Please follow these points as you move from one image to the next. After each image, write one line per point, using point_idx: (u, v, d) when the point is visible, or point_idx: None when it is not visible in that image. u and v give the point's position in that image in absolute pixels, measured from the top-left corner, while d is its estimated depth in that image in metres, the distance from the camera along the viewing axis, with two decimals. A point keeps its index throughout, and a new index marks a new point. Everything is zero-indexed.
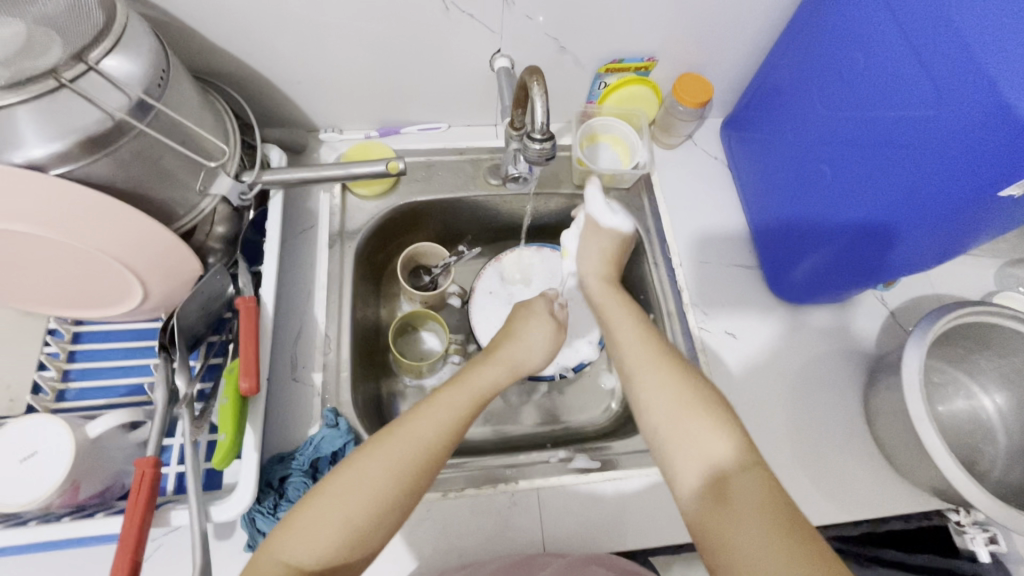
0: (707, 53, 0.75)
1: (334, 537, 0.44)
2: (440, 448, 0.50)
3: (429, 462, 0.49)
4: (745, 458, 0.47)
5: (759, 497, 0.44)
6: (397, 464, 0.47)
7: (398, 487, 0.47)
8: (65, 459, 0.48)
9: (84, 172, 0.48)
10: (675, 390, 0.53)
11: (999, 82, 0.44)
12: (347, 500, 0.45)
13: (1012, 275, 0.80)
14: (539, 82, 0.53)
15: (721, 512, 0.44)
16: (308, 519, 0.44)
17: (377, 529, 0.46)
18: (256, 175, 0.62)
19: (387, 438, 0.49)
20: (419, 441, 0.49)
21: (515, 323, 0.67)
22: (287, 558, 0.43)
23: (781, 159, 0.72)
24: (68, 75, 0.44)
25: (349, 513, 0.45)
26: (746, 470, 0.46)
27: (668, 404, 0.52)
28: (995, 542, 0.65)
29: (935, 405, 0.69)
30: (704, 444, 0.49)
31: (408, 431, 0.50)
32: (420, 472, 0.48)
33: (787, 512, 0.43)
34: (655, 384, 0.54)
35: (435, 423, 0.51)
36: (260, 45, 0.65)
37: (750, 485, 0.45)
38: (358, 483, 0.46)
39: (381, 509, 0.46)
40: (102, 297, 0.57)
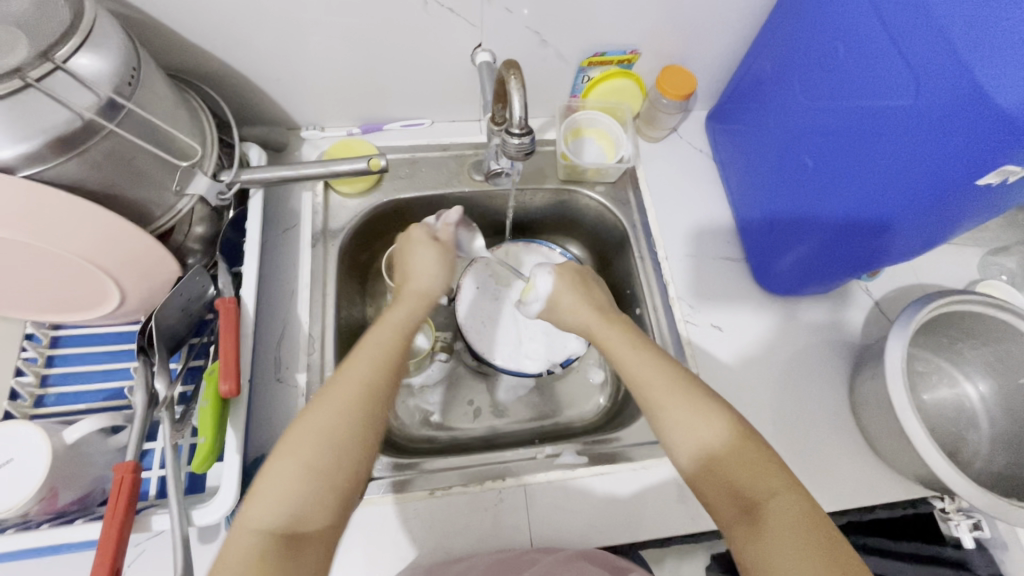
0: (690, 45, 0.75)
1: (298, 491, 0.45)
2: (378, 383, 0.51)
3: (372, 398, 0.50)
4: (779, 483, 0.47)
5: (801, 523, 0.44)
6: (341, 406, 0.48)
7: (348, 427, 0.48)
8: (42, 466, 0.47)
9: (54, 173, 0.47)
10: (704, 419, 0.50)
11: (974, 66, 0.44)
12: (301, 449, 0.46)
13: (994, 263, 0.80)
14: (516, 77, 0.52)
15: (762, 538, 0.45)
16: (266, 482, 0.45)
17: (340, 470, 0.46)
18: (235, 174, 0.61)
19: (328, 389, 0.50)
20: (357, 380, 0.50)
21: (410, 253, 0.66)
22: (257, 525, 0.43)
23: (764, 151, 0.71)
24: (34, 75, 0.43)
25: (308, 462, 0.45)
26: (784, 495, 0.46)
27: (701, 433, 0.50)
28: (980, 528, 0.64)
29: (919, 394, 0.70)
30: (735, 470, 0.48)
31: (343, 377, 0.50)
32: (365, 409, 0.49)
33: (826, 533, 0.44)
34: (681, 417, 0.51)
35: (369, 362, 0.52)
36: (238, 42, 0.64)
37: (788, 508, 0.45)
38: (308, 433, 0.47)
39: (340, 451, 0.47)
40: (78, 300, 0.56)
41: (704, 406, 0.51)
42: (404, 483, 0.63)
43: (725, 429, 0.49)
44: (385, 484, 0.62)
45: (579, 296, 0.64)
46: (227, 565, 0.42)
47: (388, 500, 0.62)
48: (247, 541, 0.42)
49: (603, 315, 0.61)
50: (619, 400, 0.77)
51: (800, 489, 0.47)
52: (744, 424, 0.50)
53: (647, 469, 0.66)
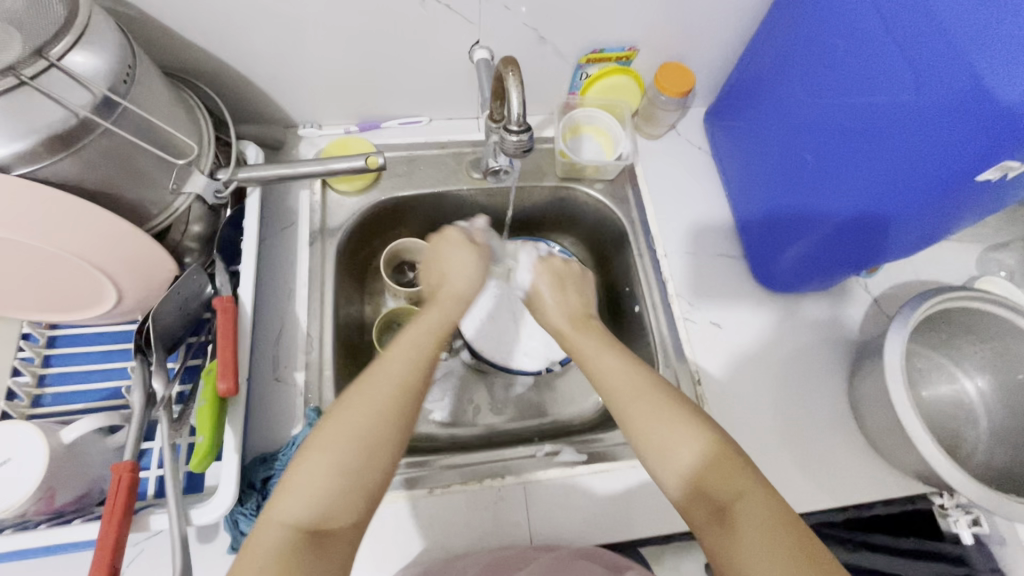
0: (688, 42, 0.75)
1: (328, 487, 0.44)
2: (415, 380, 0.50)
3: (407, 395, 0.49)
4: (745, 482, 0.46)
5: (769, 523, 0.43)
6: (375, 402, 0.48)
7: (381, 424, 0.47)
8: (39, 466, 0.47)
9: (49, 171, 0.47)
10: (669, 420, 0.50)
11: (975, 61, 0.44)
12: (333, 445, 0.45)
13: (994, 259, 0.80)
14: (515, 73, 0.52)
15: (730, 540, 0.44)
16: (297, 477, 0.44)
17: (372, 468, 0.46)
18: (232, 172, 0.61)
19: (361, 384, 0.49)
20: (392, 377, 0.50)
21: (443, 251, 0.65)
22: (285, 520, 0.42)
23: (764, 148, 0.71)
24: (28, 72, 0.43)
25: (340, 457, 0.45)
26: (752, 495, 0.45)
27: (665, 434, 0.49)
28: (978, 524, 0.65)
29: (918, 390, 0.70)
30: (703, 471, 0.47)
31: (378, 372, 0.50)
32: (399, 405, 0.48)
33: (796, 534, 0.43)
34: (648, 420, 0.50)
35: (406, 359, 0.51)
36: (235, 40, 0.63)
37: (756, 509, 0.44)
38: (341, 428, 0.46)
39: (372, 448, 0.46)
40: (75, 299, 0.56)
41: (670, 409, 0.51)
42: (403, 481, 0.63)
43: (689, 429, 0.49)
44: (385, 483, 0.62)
45: (555, 292, 0.66)
46: (250, 560, 0.40)
47: (387, 499, 0.61)
48: (272, 535, 0.42)
49: (577, 321, 0.62)
50: None
51: (771, 488, 0.46)
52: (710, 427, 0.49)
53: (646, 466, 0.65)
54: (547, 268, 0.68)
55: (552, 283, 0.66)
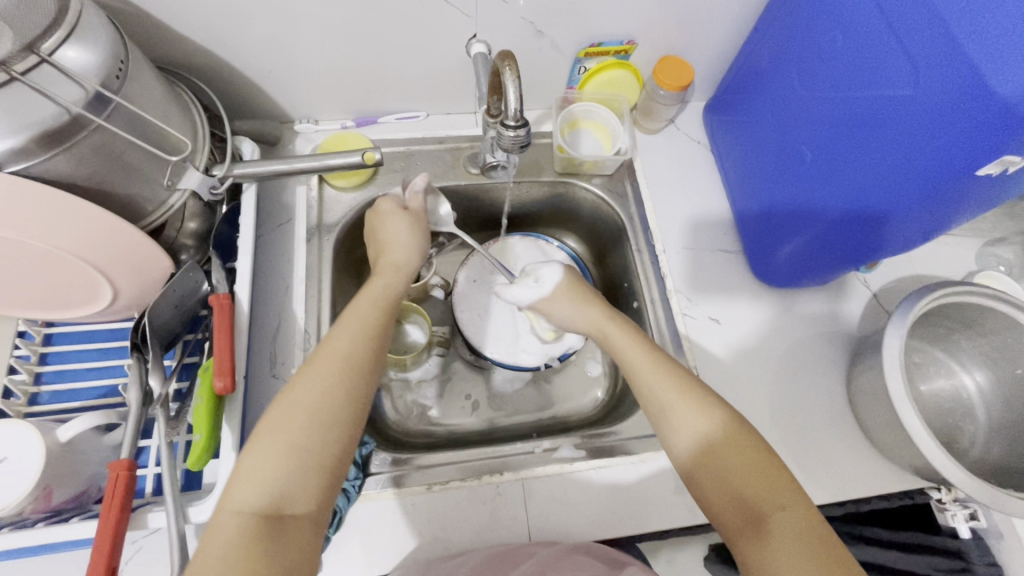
0: (687, 35, 0.74)
1: (281, 470, 0.45)
2: (358, 357, 0.52)
3: (351, 372, 0.51)
4: (788, 494, 0.48)
5: (808, 533, 0.45)
6: (324, 382, 0.49)
7: (328, 402, 0.48)
8: (36, 464, 0.47)
9: (43, 168, 0.46)
10: (714, 425, 0.51)
11: (975, 56, 0.43)
12: (282, 427, 0.46)
13: (992, 254, 0.80)
14: (511, 68, 0.52)
15: (767, 546, 0.45)
16: (250, 463, 0.45)
17: (325, 445, 0.47)
18: (227, 168, 0.60)
19: (308, 366, 0.50)
20: (336, 357, 0.51)
21: (381, 225, 0.66)
22: (241, 506, 0.43)
23: (763, 142, 0.71)
24: (19, 68, 0.42)
25: (289, 439, 0.46)
26: (792, 506, 0.47)
27: (708, 439, 0.51)
28: (976, 518, 0.65)
29: (915, 385, 0.70)
30: (742, 477, 0.49)
31: (322, 353, 0.51)
32: (346, 382, 0.50)
33: (834, 545, 0.45)
34: (691, 424, 0.52)
35: (348, 337, 0.53)
36: (230, 34, 0.63)
37: (795, 519, 0.46)
38: (289, 411, 0.47)
39: (321, 425, 0.47)
40: (70, 298, 0.56)
41: (711, 416, 0.52)
42: (401, 478, 0.63)
43: (734, 437, 0.51)
44: (382, 479, 0.62)
45: (577, 294, 0.67)
46: (210, 548, 0.41)
47: (386, 496, 0.61)
48: (228, 523, 0.42)
49: (609, 311, 0.64)
50: (617, 393, 0.77)
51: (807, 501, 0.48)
52: (752, 436, 0.51)
53: (645, 462, 0.66)
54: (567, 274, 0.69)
55: (574, 290, 0.67)
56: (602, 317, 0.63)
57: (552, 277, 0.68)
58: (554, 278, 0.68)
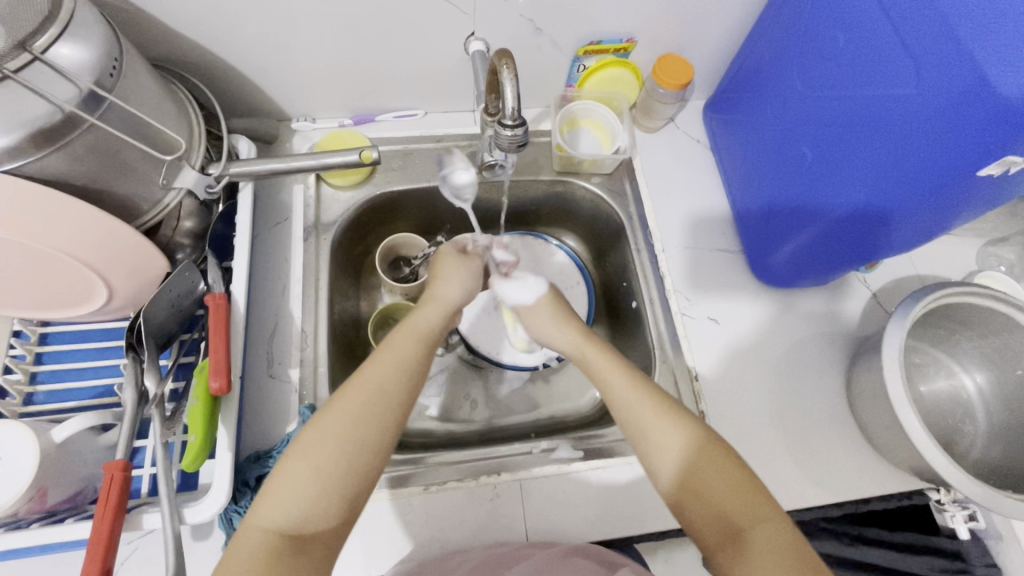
0: (687, 33, 0.73)
1: (306, 493, 0.44)
2: (394, 386, 0.50)
3: (388, 402, 0.49)
4: (763, 509, 0.47)
5: (783, 549, 0.45)
6: (357, 410, 0.48)
7: (360, 430, 0.47)
8: (30, 465, 0.47)
9: (36, 167, 0.46)
10: (688, 445, 0.51)
11: (978, 55, 0.43)
12: (313, 451, 0.46)
13: (993, 254, 0.80)
14: (509, 67, 0.51)
15: (743, 564, 0.45)
16: (277, 485, 0.45)
17: (350, 476, 0.46)
18: (223, 167, 0.60)
19: (342, 394, 0.49)
20: (371, 389, 0.50)
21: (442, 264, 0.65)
22: (265, 524, 0.43)
23: (762, 141, 0.70)
24: (12, 66, 0.42)
25: (317, 464, 0.45)
26: (766, 522, 0.47)
27: (683, 459, 0.50)
28: (975, 519, 0.64)
29: (914, 385, 0.70)
30: (718, 495, 0.48)
31: (360, 379, 0.50)
32: (377, 417, 0.48)
33: (807, 559, 0.45)
34: (667, 444, 0.51)
35: (387, 366, 0.51)
36: (226, 31, 0.62)
37: (770, 535, 0.46)
38: (321, 434, 0.47)
39: (351, 454, 0.46)
40: (65, 297, 0.55)
41: (688, 435, 0.51)
42: (398, 478, 0.62)
43: (705, 451, 0.50)
44: (380, 479, 0.62)
45: (558, 314, 0.66)
46: (231, 563, 0.42)
47: (383, 496, 0.61)
48: (252, 540, 0.42)
49: (585, 334, 0.62)
50: None
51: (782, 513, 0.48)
52: (726, 453, 0.50)
53: (643, 463, 0.65)
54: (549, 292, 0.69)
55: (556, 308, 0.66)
56: (576, 340, 0.62)
57: (531, 291, 0.68)
58: (536, 291, 0.68)
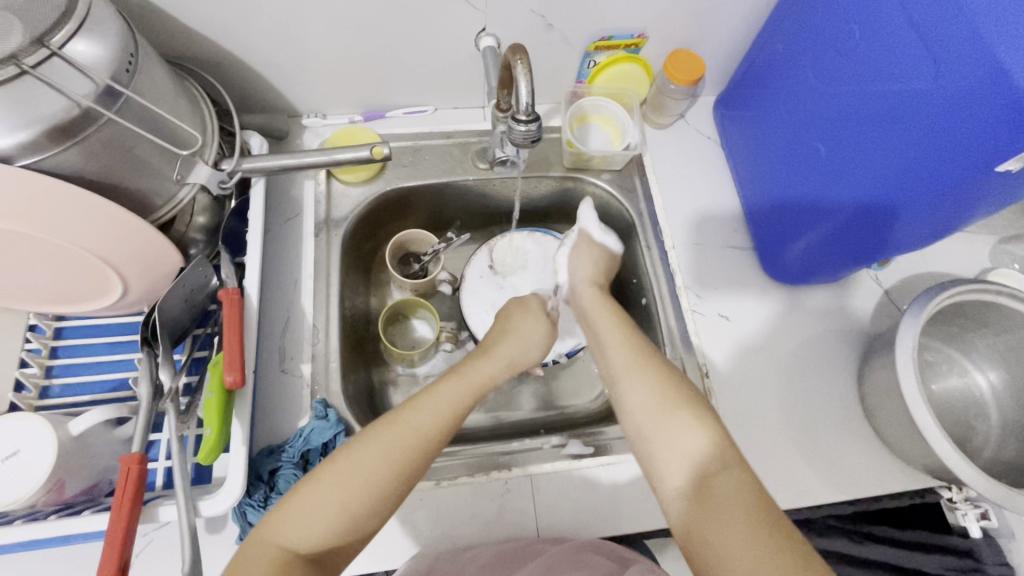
0: (699, 29, 0.73)
1: (325, 525, 0.43)
2: (437, 437, 0.48)
3: (425, 452, 0.48)
4: (727, 458, 0.46)
5: (741, 497, 0.43)
6: (394, 454, 0.46)
7: (392, 477, 0.46)
8: (48, 457, 0.47)
9: (53, 162, 0.46)
10: (653, 392, 0.50)
11: (996, 47, 0.42)
12: (343, 486, 0.44)
13: (1007, 251, 0.79)
14: (523, 62, 0.51)
15: (700, 511, 0.44)
16: (300, 506, 0.43)
17: (370, 516, 0.45)
18: (236, 163, 0.60)
19: (383, 429, 0.47)
20: (415, 431, 0.48)
21: (514, 319, 0.63)
22: (280, 543, 0.42)
23: (775, 136, 0.70)
24: (30, 61, 0.42)
25: (343, 500, 0.44)
26: (727, 468, 0.45)
27: (650, 408, 0.50)
28: (988, 518, 0.64)
29: (927, 383, 0.70)
30: (682, 443, 0.47)
31: (403, 420, 0.48)
32: (414, 464, 0.47)
33: (768, 513, 0.42)
34: (639, 393, 0.52)
35: (434, 415, 0.49)
36: (238, 28, 0.62)
37: (733, 481, 0.44)
38: (353, 471, 0.45)
39: (376, 498, 0.45)
40: (81, 292, 0.56)
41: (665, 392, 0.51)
42: None
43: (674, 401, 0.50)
44: None
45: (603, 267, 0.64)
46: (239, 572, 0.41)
47: None
48: (263, 555, 0.41)
49: (602, 297, 0.61)
50: None
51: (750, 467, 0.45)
52: (705, 408, 0.49)
53: None
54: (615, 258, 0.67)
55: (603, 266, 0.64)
56: (589, 297, 0.61)
57: (605, 239, 0.66)
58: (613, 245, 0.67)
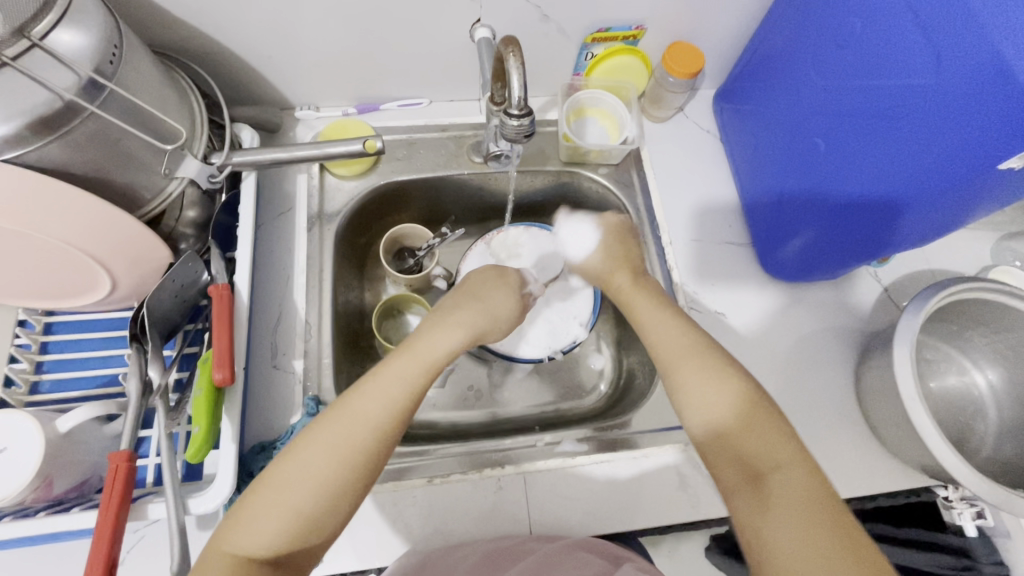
0: (698, 20, 0.72)
1: (279, 527, 0.43)
2: (387, 426, 0.47)
3: (377, 444, 0.47)
4: (787, 454, 0.47)
5: (804, 496, 0.44)
6: (341, 448, 0.45)
7: (344, 472, 0.45)
8: (35, 454, 0.47)
9: (36, 156, 0.45)
10: (723, 396, 0.51)
11: (1002, 44, 0.41)
12: (292, 488, 0.44)
13: (1009, 249, 0.78)
14: (515, 55, 0.50)
15: (761, 504, 0.45)
16: (251, 510, 0.43)
17: (329, 514, 0.44)
18: (226, 156, 0.59)
19: (328, 423, 0.47)
20: (362, 421, 0.47)
21: (485, 289, 0.61)
22: (234, 550, 0.42)
23: (775, 131, 0.69)
24: (10, 53, 0.41)
25: (293, 501, 0.43)
26: (789, 467, 0.46)
27: (712, 404, 0.51)
28: (983, 517, 0.65)
29: (925, 382, 0.69)
30: (747, 437, 0.48)
31: (348, 413, 0.47)
32: (365, 456, 0.46)
33: (829, 511, 0.43)
34: (707, 385, 0.52)
35: (379, 402, 0.48)
36: (228, 18, 0.61)
37: (793, 479, 0.45)
38: (302, 470, 0.44)
39: (331, 496, 0.44)
40: (69, 288, 0.55)
41: (734, 386, 0.51)
42: (402, 472, 0.62)
43: (737, 392, 0.51)
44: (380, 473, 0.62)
45: (614, 255, 0.66)
46: None
47: (387, 489, 0.61)
48: (219, 565, 0.41)
49: (635, 279, 0.64)
50: (621, 386, 0.77)
51: (812, 465, 0.47)
52: (766, 402, 0.50)
53: (648, 457, 0.65)
54: (603, 232, 0.68)
55: (611, 244, 0.67)
56: (622, 280, 0.64)
57: (584, 242, 0.69)
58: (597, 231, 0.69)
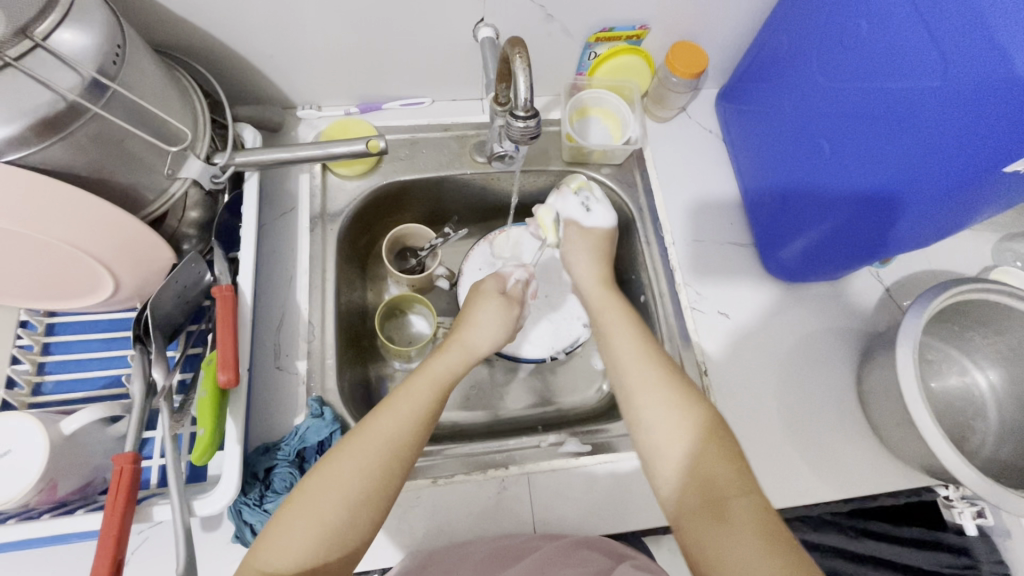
0: (701, 21, 0.72)
1: (305, 541, 0.43)
2: (405, 438, 0.48)
3: (396, 456, 0.48)
4: (744, 483, 0.47)
5: (760, 522, 0.44)
6: (363, 462, 0.46)
7: (367, 483, 0.46)
8: (39, 457, 0.47)
9: (38, 157, 0.45)
10: (687, 423, 0.51)
11: (1009, 49, 0.41)
12: (317, 501, 0.44)
13: (1010, 249, 0.78)
14: (521, 56, 0.50)
15: (718, 531, 0.45)
16: (279, 526, 0.44)
17: (355, 526, 0.45)
18: (228, 157, 0.58)
19: (350, 440, 0.48)
20: (380, 436, 0.48)
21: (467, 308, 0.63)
22: (265, 567, 0.42)
23: (778, 133, 0.69)
24: (12, 53, 0.41)
25: (319, 514, 0.44)
26: (744, 496, 0.46)
27: (672, 433, 0.50)
28: (983, 515, 0.66)
29: (926, 382, 0.69)
30: (706, 465, 0.48)
31: (368, 430, 0.48)
32: (385, 468, 0.47)
33: (778, 534, 0.44)
34: (669, 415, 0.51)
35: (395, 416, 0.49)
36: (230, 18, 0.61)
37: (748, 506, 0.45)
38: (327, 484, 0.45)
39: (355, 507, 0.45)
40: (71, 289, 0.55)
41: (695, 412, 0.51)
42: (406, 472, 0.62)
43: (699, 418, 0.51)
44: None
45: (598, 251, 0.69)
46: None
47: None
48: None
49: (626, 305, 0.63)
50: None
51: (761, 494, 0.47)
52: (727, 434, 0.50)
53: None
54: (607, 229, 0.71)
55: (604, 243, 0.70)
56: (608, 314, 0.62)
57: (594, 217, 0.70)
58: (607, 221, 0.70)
